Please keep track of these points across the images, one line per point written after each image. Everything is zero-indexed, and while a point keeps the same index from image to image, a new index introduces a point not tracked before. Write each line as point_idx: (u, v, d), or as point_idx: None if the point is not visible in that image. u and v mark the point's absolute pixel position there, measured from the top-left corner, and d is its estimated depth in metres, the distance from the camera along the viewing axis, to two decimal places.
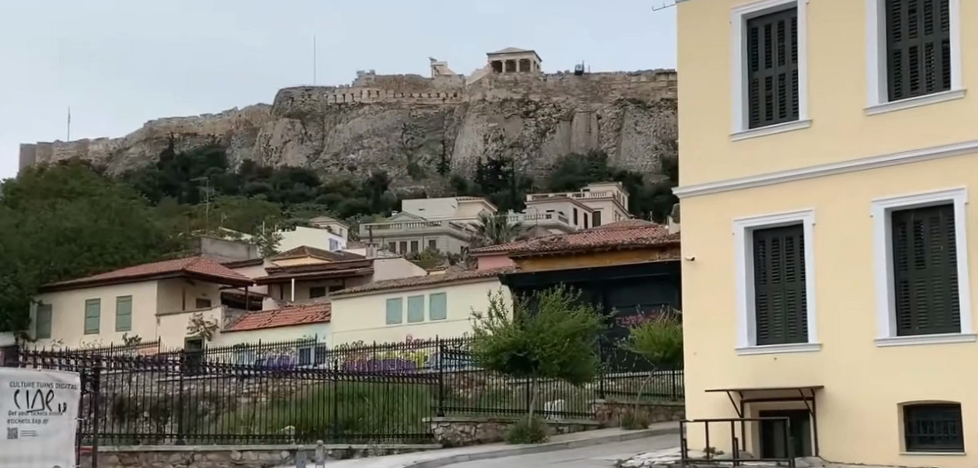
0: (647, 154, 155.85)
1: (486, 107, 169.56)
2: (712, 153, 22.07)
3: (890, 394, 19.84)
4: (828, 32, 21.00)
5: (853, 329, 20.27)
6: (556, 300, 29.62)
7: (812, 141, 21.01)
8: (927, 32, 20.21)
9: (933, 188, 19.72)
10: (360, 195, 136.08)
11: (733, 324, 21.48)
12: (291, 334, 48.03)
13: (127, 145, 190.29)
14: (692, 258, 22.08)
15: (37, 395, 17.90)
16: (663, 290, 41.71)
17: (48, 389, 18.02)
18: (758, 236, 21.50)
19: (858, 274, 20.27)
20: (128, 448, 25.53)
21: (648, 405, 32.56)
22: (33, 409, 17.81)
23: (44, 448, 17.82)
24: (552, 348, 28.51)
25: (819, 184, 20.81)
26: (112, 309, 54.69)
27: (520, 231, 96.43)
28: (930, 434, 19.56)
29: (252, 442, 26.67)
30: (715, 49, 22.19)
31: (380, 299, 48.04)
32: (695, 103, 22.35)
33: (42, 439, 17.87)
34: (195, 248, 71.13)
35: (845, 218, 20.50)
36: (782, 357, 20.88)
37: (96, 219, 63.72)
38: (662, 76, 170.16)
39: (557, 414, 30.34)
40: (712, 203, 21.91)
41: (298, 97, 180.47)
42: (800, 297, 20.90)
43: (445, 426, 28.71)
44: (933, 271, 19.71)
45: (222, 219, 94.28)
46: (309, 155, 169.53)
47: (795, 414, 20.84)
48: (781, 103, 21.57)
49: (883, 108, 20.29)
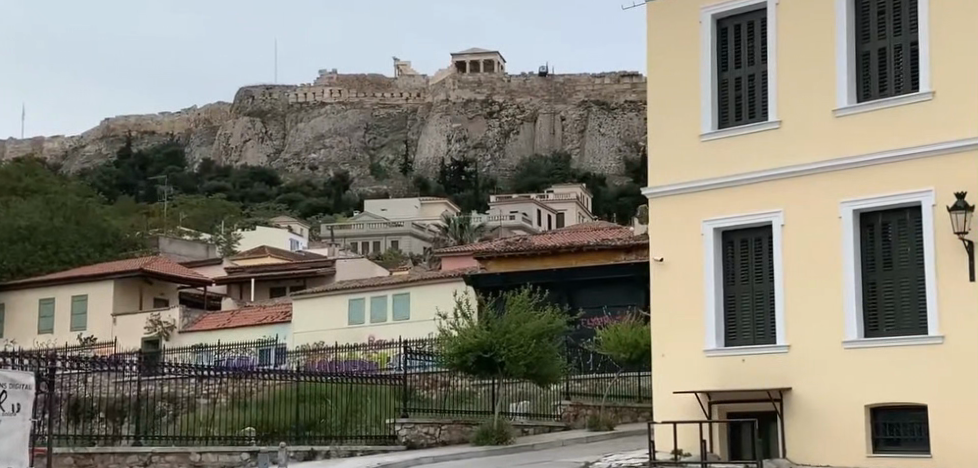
0: (611, 156, 156.01)
1: (450, 107, 168.84)
2: (681, 153, 21.81)
3: (857, 397, 19.63)
4: (797, 33, 20.80)
5: (821, 330, 20.02)
6: (523, 300, 29.38)
7: (780, 141, 20.77)
8: (896, 33, 20.05)
9: (901, 189, 19.52)
10: (321, 194, 135.43)
11: (701, 325, 21.22)
12: (251, 334, 47.69)
13: (83, 143, 188.74)
14: (659, 258, 21.78)
15: None
16: (629, 291, 41.58)
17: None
18: (727, 236, 21.26)
19: (826, 275, 20.06)
20: (84, 450, 25.29)
21: (614, 407, 32.30)
22: None
23: None
24: (518, 349, 28.25)
25: (788, 185, 20.58)
26: (66, 308, 53.94)
27: (483, 232, 96.24)
28: (897, 436, 19.40)
29: (210, 443, 26.11)
30: (684, 50, 21.97)
31: (342, 300, 47.61)
32: (663, 104, 22.09)
33: None
34: (153, 247, 70.41)
35: (812, 219, 20.28)
36: (750, 358, 20.65)
37: (51, 218, 62.95)
38: (626, 78, 170.38)
39: (522, 415, 30.12)
40: (682, 203, 21.64)
41: (259, 96, 179.55)
42: (768, 298, 20.70)
43: (409, 427, 28.28)
44: (901, 273, 19.53)
45: (180, 217, 93.55)
46: (270, 154, 168.68)
47: (763, 416, 20.60)
48: (750, 103, 21.36)
49: (853, 109, 20.08)
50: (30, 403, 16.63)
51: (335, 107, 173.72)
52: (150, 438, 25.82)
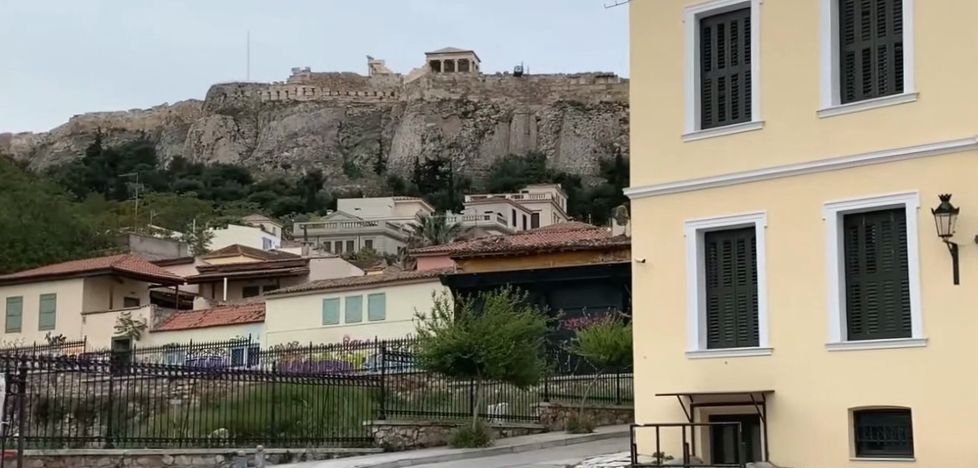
0: (586, 156, 155.90)
1: (424, 107, 168.13)
2: (665, 155, 21.41)
3: (840, 401, 19.26)
4: (780, 32, 20.41)
5: (806, 333, 19.64)
6: (502, 301, 29.02)
7: (763, 143, 20.39)
8: (881, 33, 19.66)
9: (886, 190, 19.14)
10: (293, 193, 134.81)
11: (683, 328, 20.87)
12: (224, 334, 47.31)
13: (53, 140, 187.46)
14: (642, 260, 21.46)
15: None
16: (605, 292, 41.35)
17: None
18: (710, 238, 20.91)
19: (810, 276, 19.68)
20: (54, 452, 24.65)
21: (593, 409, 32.00)
22: None
23: None
24: (497, 350, 27.98)
25: (771, 186, 20.20)
26: (34, 307, 53.27)
27: (458, 232, 95.91)
28: (879, 440, 19.04)
29: (184, 445, 25.96)
30: (667, 52, 21.57)
31: (317, 299, 47.22)
32: (646, 106, 21.71)
33: None
34: (124, 246, 69.78)
35: (797, 221, 19.90)
36: (732, 361, 20.31)
37: (19, 214, 62.29)
38: (600, 79, 170.26)
39: (501, 417, 29.82)
40: (664, 205, 21.29)
41: (231, 94, 178.64)
42: (751, 301, 20.34)
43: (386, 430, 28.20)
44: (885, 275, 19.14)
45: (152, 215, 92.90)
46: (242, 153, 167.82)
47: (745, 419, 20.26)
48: (733, 103, 20.94)
49: (836, 110, 19.69)
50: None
51: (309, 105, 172.90)
52: (122, 440, 25.43)
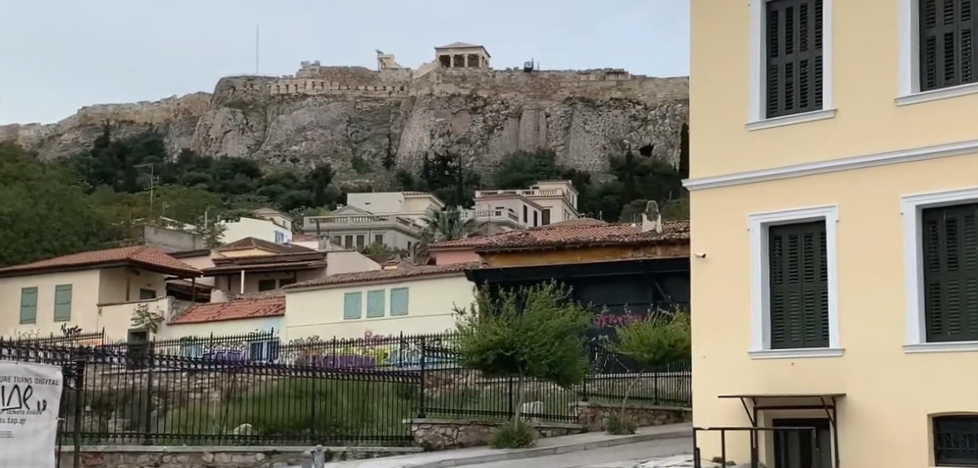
0: (595, 152, 154.09)
1: (433, 101, 166.87)
2: (727, 146, 20.45)
3: (918, 404, 18.29)
4: (854, 18, 19.46)
5: (878, 334, 18.71)
6: (545, 297, 28.04)
7: (834, 131, 19.43)
8: (964, 18, 18.58)
9: (970, 184, 18.15)
10: (302, 187, 133.76)
11: (748, 328, 19.89)
12: (242, 327, 46.47)
13: (60, 132, 186.45)
14: (702, 254, 20.52)
15: (14, 391, 16.59)
16: (636, 288, 40.75)
17: (25, 385, 16.73)
18: (775, 232, 19.95)
19: (886, 274, 18.74)
20: (92, 448, 23.55)
21: (633, 408, 31.19)
22: (10, 408, 16.51)
23: (21, 452, 16.56)
24: (541, 347, 27.04)
25: (846, 177, 19.26)
26: (49, 298, 52.23)
27: (472, 227, 94.69)
28: (959, 447, 17.97)
29: (223, 443, 25.15)
30: (732, 34, 20.60)
31: (338, 294, 46.21)
32: (703, 98, 20.77)
33: (18, 441, 16.58)
34: (138, 238, 68.85)
35: (869, 216, 18.98)
36: (800, 362, 19.29)
37: (34, 205, 61.46)
38: (610, 76, 170.10)
39: (538, 416, 28.98)
40: (726, 198, 20.33)
41: (240, 87, 176.82)
42: (820, 298, 19.35)
43: (426, 428, 27.49)
44: (968, 273, 18.14)
45: (164, 206, 91.72)
46: (250, 146, 165.72)
47: (817, 424, 19.29)
48: (803, 90, 19.96)
49: (915, 98, 18.73)
50: (55, 401, 17.12)
51: (317, 99, 172.03)
52: (159, 435, 24.54)
